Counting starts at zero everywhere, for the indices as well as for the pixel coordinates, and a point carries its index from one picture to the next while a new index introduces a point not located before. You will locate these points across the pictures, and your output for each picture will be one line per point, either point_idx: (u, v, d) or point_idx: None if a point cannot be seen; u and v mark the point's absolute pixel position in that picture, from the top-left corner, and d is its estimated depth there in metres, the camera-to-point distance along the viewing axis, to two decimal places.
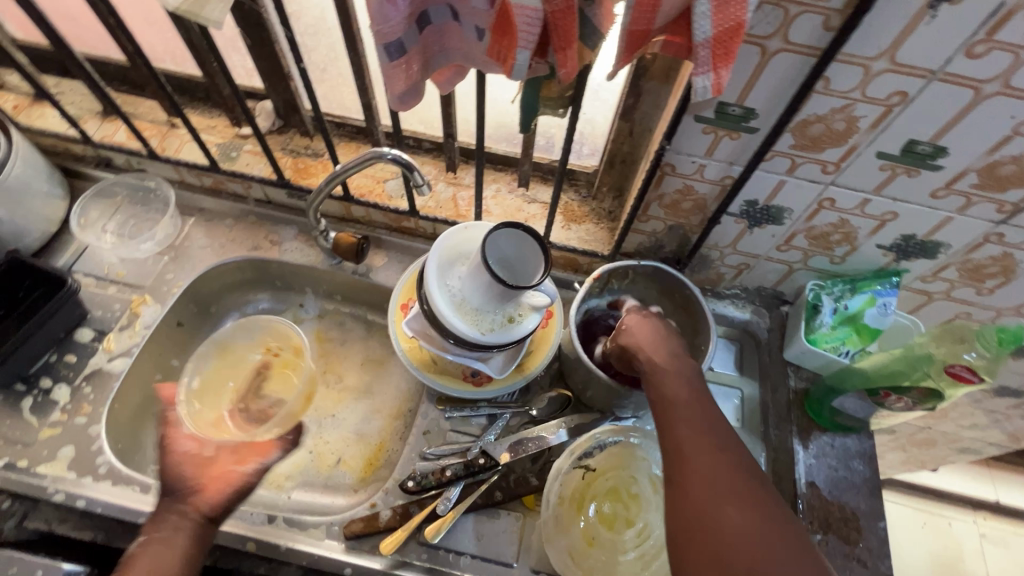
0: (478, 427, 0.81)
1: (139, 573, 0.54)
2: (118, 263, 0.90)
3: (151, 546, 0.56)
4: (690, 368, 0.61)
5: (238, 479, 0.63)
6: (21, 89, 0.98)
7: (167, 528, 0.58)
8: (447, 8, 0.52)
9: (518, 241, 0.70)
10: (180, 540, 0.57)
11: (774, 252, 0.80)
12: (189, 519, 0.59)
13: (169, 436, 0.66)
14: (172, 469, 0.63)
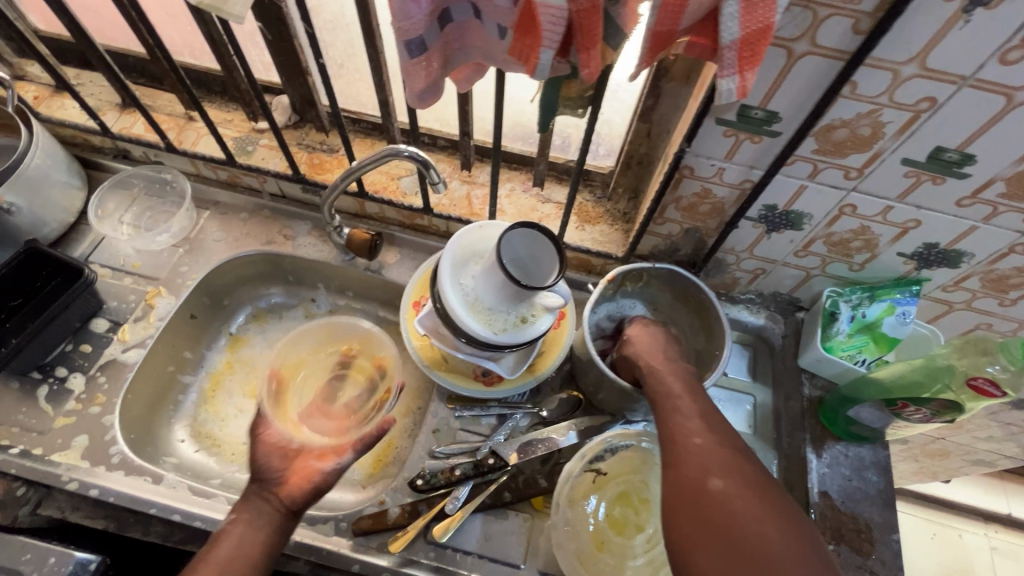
0: (488, 426, 0.81)
1: (225, 550, 0.61)
2: (134, 255, 0.91)
3: (235, 529, 0.63)
4: (685, 371, 0.67)
5: (315, 476, 0.68)
6: (42, 80, 0.98)
7: (251, 516, 0.64)
8: (470, 6, 0.52)
9: (534, 242, 0.69)
10: (259, 532, 0.63)
11: (792, 258, 0.79)
12: (272, 512, 0.65)
13: (261, 426, 0.73)
14: (264, 456, 0.70)
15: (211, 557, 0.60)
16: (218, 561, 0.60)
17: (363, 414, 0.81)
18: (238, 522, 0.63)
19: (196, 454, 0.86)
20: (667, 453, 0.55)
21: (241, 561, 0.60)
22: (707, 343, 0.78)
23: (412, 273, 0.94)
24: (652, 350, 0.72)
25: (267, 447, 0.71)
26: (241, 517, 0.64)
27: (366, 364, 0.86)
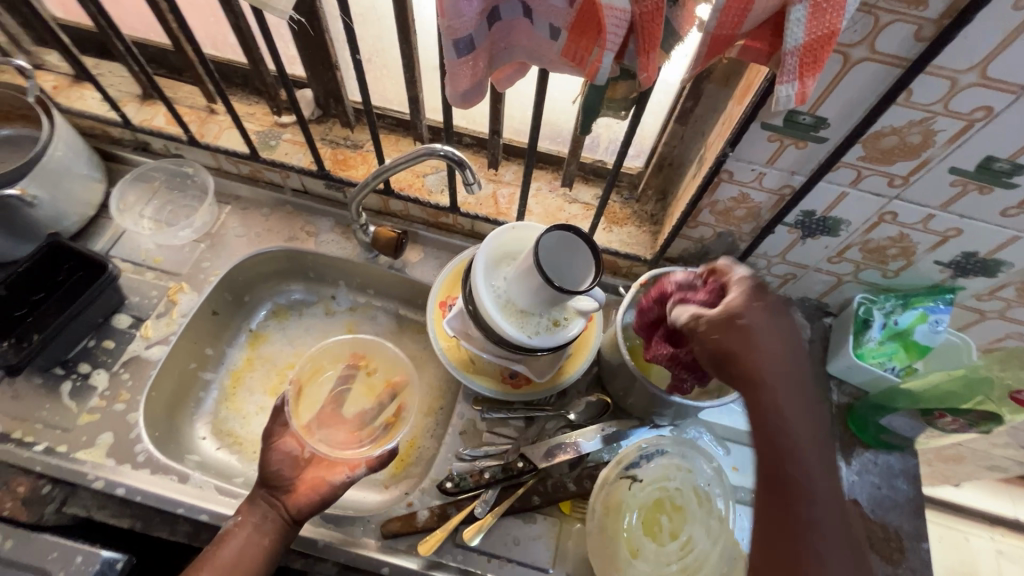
0: (515, 429, 0.80)
1: (229, 554, 0.64)
2: (155, 250, 0.90)
3: (241, 532, 0.66)
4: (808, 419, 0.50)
5: (325, 488, 0.70)
6: (61, 70, 0.97)
7: (257, 521, 0.67)
8: (520, 5, 0.50)
9: (565, 244, 0.68)
10: (263, 540, 0.66)
11: (825, 264, 0.78)
12: (277, 519, 0.67)
13: (275, 433, 0.75)
14: (275, 463, 0.72)
15: (216, 558, 0.64)
16: (221, 564, 0.63)
17: (373, 427, 0.81)
18: (244, 527, 0.66)
19: (218, 452, 0.86)
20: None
21: (242, 565, 0.64)
22: None
23: (435, 272, 0.93)
24: (770, 349, 0.51)
25: (279, 451, 0.73)
26: (247, 521, 0.67)
27: (378, 382, 0.85)
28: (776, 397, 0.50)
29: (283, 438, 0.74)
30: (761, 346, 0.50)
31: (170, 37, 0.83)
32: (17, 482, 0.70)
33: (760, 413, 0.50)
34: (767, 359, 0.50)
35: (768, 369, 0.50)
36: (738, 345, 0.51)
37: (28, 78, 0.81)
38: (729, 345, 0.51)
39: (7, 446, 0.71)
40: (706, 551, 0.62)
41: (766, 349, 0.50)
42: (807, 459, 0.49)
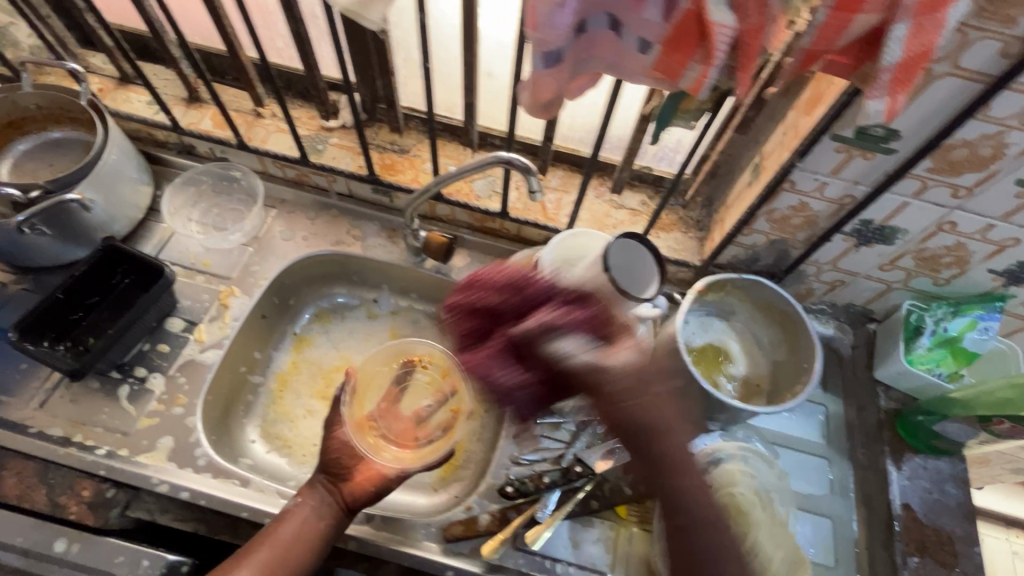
0: (568, 434, 0.80)
1: (288, 534, 0.65)
2: (204, 253, 0.90)
3: (299, 513, 0.67)
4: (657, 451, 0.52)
5: (379, 480, 0.71)
6: (105, 72, 0.97)
7: (314, 506, 0.68)
8: (607, 17, 0.50)
9: (631, 253, 0.67)
10: (320, 524, 0.67)
11: (875, 271, 0.79)
12: (334, 506, 0.69)
13: (336, 423, 0.76)
14: (332, 452, 0.74)
15: (274, 536, 0.65)
16: (279, 543, 0.65)
17: (431, 425, 0.81)
18: (302, 510, 0.68)
19: (269, 456, 0.86)
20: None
21: (300, 545, 0.65)
22: (790, 355, 0.80)
23: None
24: (664, 412, 0.52)
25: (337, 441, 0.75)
26: (306, 504, 0.68)
27: (436, 376, 0.86)
28: (672, 456, 0.51)
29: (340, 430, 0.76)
30: (648, 416, 0.51)
31: (225, 41, 0.83)
32: (80, 486, 0.70)
33: (663, 467, 0.51)
34: (664, 419, 0.51)
35: (663, 430, 0.51)
36: (643, 409, 0.51)
37: (81, 82, 0.81)
38: (642, 414, 0.51)
39: (70, 450, 0.71)
40: (770, 555, 0.64)
41: (662, 408, 0.51)
42: (702, 505, 0.53)
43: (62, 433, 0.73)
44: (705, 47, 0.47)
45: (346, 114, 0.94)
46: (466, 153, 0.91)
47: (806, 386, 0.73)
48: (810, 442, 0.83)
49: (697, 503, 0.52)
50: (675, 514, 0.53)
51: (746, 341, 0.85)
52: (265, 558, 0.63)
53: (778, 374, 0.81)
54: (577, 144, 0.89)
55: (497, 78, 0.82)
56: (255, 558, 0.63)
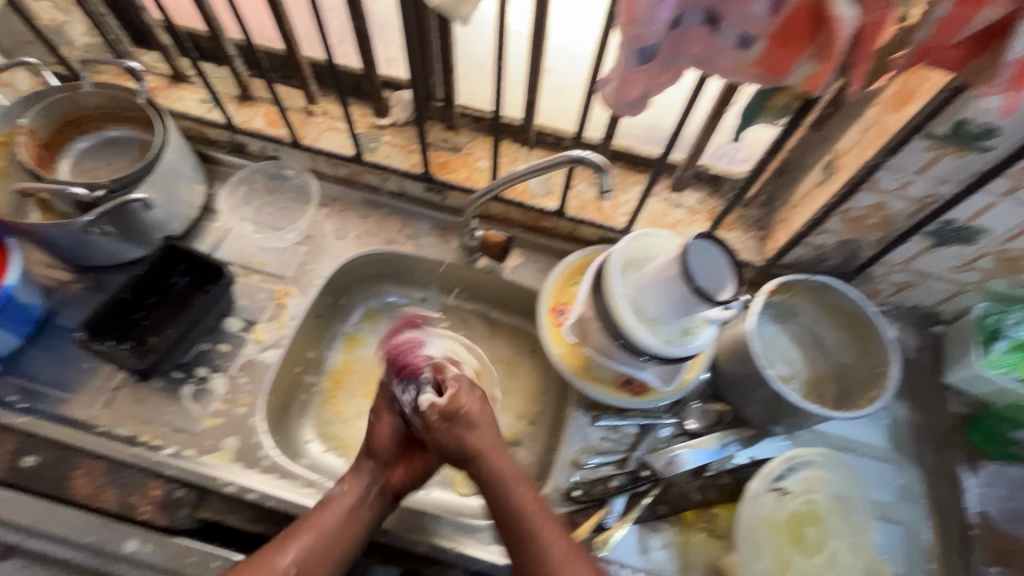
0: (629, 437, 0.79)
1: (335, 518, 0.66)
2: (259, 252, 0.90)
3: (346, 501, 0.67)
4: (490, 433, 0.70)
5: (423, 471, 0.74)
6: (158, 70, 0.96)
7: (365, 492, 0.69)
8: (703, 13, 0.48)
9: (709, 256, 0.65)
10: (366, 512, 0.68)
11: (949, 273, 0.76)
12: (381, 491, 0.70)
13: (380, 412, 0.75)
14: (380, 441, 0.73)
15: (320, 523, 0.65)
16: (325, 529, 0.65)
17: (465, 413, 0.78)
18: (350, 496, 0.68)
19: (325, 456, 0.85)
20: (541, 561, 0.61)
21: (347, 529, 0.66)
22: (859, 359, 0.78)
23: (535, 276, 0.92)
24: (484, 418, 0.71)
25: (382, 423, 0.74)
26: (353, 490, 0.68)
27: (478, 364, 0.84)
28: (493, 465, 0.67)
29: (385, 416, 0.74)
30: (470, 409, 0.71)
31: (283, 38, 0.82)
32: (149, 487, 0.70)
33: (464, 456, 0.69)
34: (470, 417, 0.70)
35: (485, 441, 0.69)
36: (461, 424, 0.70)
37: (140, 80, 0.81)
38: (455, 432, 0.69)
39: (138, 450, 0.71)
40: (849, 564, 0.62)
41: (476, 422, 0.70)
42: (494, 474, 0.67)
43: (129, 433, 0.73)
44: (820, 42, 0.46)
45: (398, 112, 0.93)
46: (521, 151, 0.89)
47: (882, 391, 0.71)
48: (876, 446, 0.81)
49: (518, 500, 0.65)
50: (510, 525, 0.64)
51: (810, 344, 0.84)
52: (310, 544, 0.63)
53: (846, 377, 0.80)
54: (634, 142, 0.86)
55: (558, 74, 0.80)
56: (299, 543, 0.63)
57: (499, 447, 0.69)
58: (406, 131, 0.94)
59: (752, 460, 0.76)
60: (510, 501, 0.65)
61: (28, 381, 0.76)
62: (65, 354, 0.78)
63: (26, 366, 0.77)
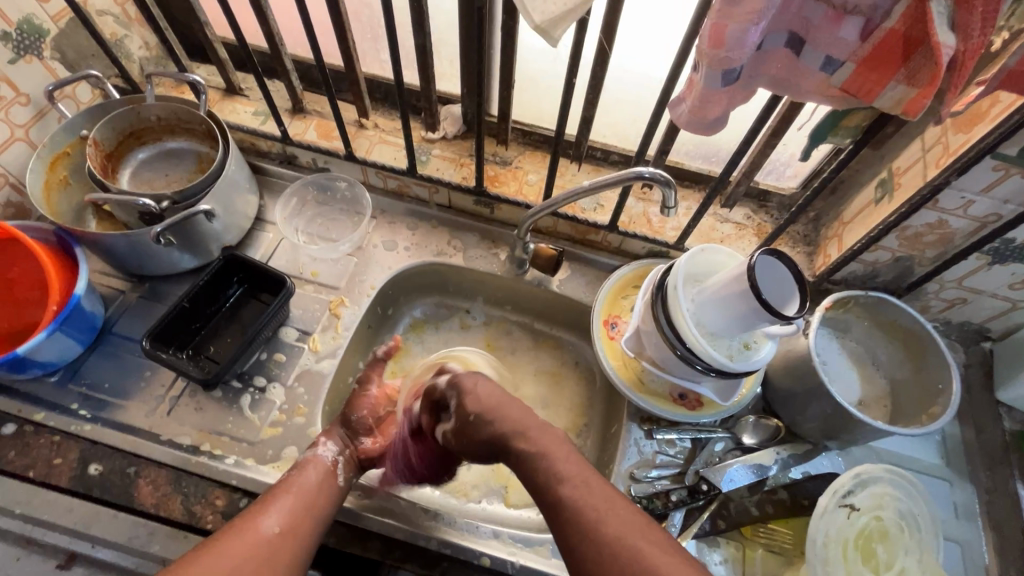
0: (683, 451, 0.79)
1: (306, 480, 0.66)
2: (312, 263, 0.91)
3: (320, 464, 0.69)
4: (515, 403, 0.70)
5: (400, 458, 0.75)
6: (212, 83, 0.98)
7: (337, 457, 0.70)
8: (786, 35, 0.49)
9: (772, 273, 0.66)
10: (339, 476, 0.69)
11: (1003, 290, 0.77)
12: (348, 462, 0.71)
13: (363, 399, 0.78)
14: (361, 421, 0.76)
15: (300, 485, 0.66)
16: (304, 490, 0.65)
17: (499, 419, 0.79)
18: (326, 460, 0.69)
19: None
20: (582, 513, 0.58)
21: (319, 493, 0.66)
22: (914, 376, 0.79)
23: (583, 288, 0.92)
24: (520, 403, 0.71)
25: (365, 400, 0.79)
26: (325, 456, 0.70)
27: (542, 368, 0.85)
28: (536, 445, 0.65)
29: (369, 391, 0.80)
30: (498, 396, 0.71)
31: (343, 54, 0.83)
32: (212, 496, 0.70)
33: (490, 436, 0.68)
34: (502, 401, 0.70)
35: (524, 423, 0.68)
36: (489, 410, 0.70)
37: (201, 94, 0.82)
38: (489, 419, 0.69)
39: (200, 459, 0.72)
40: None
41: (507, 406, 0.70)
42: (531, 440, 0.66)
43: (191, 442, 0.74)
44: (912, 66, 0.47)
45: (448, 126, 0.94)
46: (570, 167, 0.91)
47: (945, 408, 0.71)
48: (927, 462, 0.81)
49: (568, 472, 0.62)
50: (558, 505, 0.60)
51: (864, 359, 0.84)
52: (291, 504, 0.63)
53: (900, 393, 0.80)
54: (684, 158, 0.87)
55: (614, 91, 0.82)
56: (280, 504, 0.63)
57: (546, 428, 0.68)
58: (455, 145, 0.95)
59: (807, 474, 0.77)
60: (557, 478, 0.62)
61: (90, 388, 0.77)
62: (125, 363, 0.79)
63: (87, 373, 0.78)
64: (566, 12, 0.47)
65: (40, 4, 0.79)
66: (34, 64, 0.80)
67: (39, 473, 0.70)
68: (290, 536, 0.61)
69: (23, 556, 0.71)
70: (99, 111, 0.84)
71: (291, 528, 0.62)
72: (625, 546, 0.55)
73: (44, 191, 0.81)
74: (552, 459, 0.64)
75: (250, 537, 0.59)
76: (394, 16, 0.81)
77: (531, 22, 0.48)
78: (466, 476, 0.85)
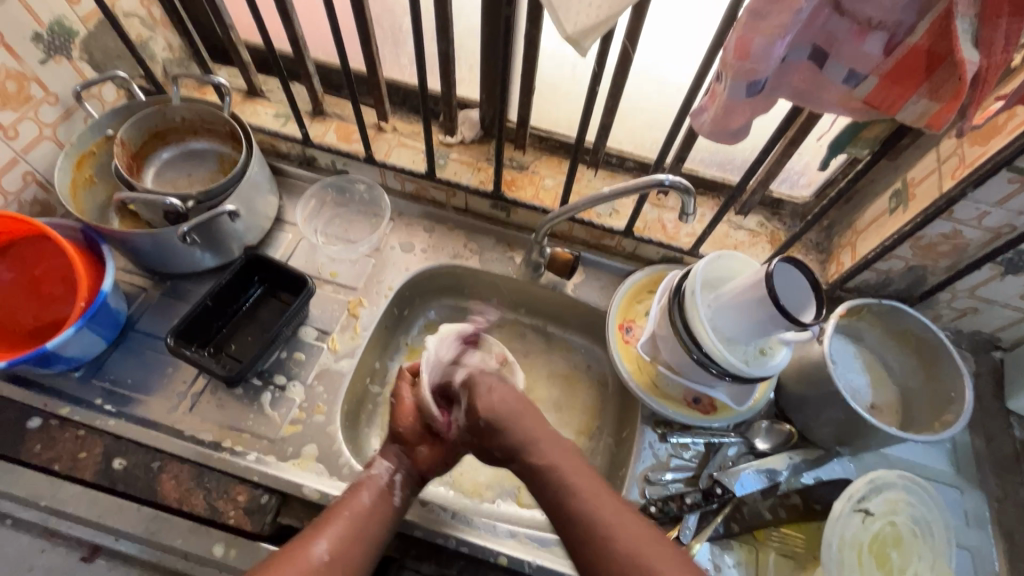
0: (697, 455, 0.80)
1: (363, 505, 0.66)
2: (330, 263, 0.92)
3: (374, 488, 0.68)
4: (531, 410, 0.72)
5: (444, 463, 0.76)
6: (234, 85, 0.99)
7: (393, 479, 0.70)
8: (809, 49, 0.51)
9: (789, 280, 0.67)
10: (394, 496, 0.69)
11: (1015, 300, 0.77)
12: (405, 477, 0.72)
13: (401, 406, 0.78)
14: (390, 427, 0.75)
15: (355, 508, 0.65)
16: (357, 513, 0.65)
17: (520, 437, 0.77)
18: (380, 480, 0.70)
19: None
20: (598, 529, 0.58)
21: (373, 521, 0.65)
22: (926, 383, 0.79)
23: (597, 293, 0.93)
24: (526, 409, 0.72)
25: (404, 411, 0.78)
26: (379, 477, 0.70)
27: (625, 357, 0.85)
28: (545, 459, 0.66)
29: (405, 399, 0.79)
30: (509, 405, 0.71)
31: (366, 58, 0.84)
32: (234, 492, 0.71)
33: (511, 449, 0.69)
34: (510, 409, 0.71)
35: (532, 436, 0.68)
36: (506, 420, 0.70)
37: (226, 96, 0.83)
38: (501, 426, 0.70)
39: (222, 455, 0.73)
40: None
41: (517, 416, 0.70)
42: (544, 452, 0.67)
43: (212, 438, 0.75)
44: (935, 79, 0.48)
45: (466, 130, 0.95)
46: (586, 172, 0.93)
47: (958, 416, 0.72)
48: (939, 469, 0.82)
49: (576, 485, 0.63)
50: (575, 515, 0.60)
51: (875, 366, 0.85)
52: (345, 527, 0.62)
53: (912, 401, 0.81)
54: (699, 165, 0.89)
55: (632, 98, 0.83)
56: (334, 528, 0.62)
57: (555, 440, 0.68)
58: (473, 149, 0.96)
59: (819, 480, 0.78)
60: (569, 493, 0.62)
61: (114, 384, 0.78)
62: (148, 359, 0.80)
63: (110, 369, 0.79)
64: (599, 23, 0.48)
65: (71, 6, 0.80)
66: (64, 65, 0.82)
67: (63, 466, 0.71)
68: (342, 561, 0.60)
69: (48, 548, 0.71)
70: (125, 111, 0.85)
71: (343, 554, 0.60)
72: (641, 558, 0.55)
73: (70, 189, 0.82)
74: (556, 472, 0.64)
75: (303, 561, 0.57)
76: (417, 22, 0.83)
77: (562, 32, 0.49)
78: (481, 477, 0.86)
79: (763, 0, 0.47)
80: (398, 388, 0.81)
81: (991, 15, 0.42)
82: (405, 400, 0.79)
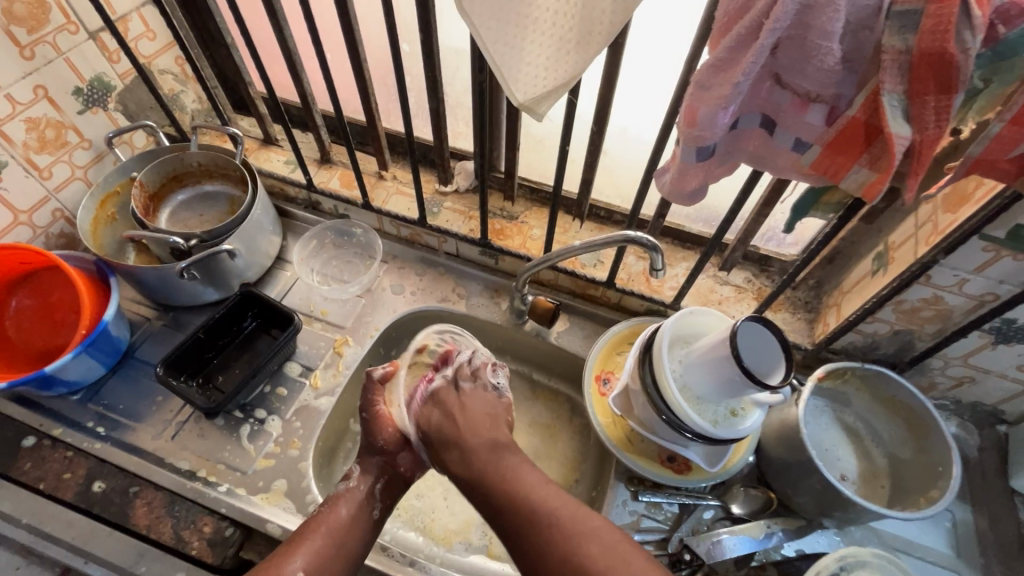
0: (671, 516, 0.78)
1: (344, 512, 0.68)
2: (323, 302, 0.96)
3: (349, 502, 0.69)
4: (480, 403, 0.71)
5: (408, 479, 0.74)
6: (252, 134, 1.08)
7: (372, 490, 0.70)
8: (760, 117, 0.52)
9: (756, 338, 0.67)
10: (373, 509, 0.70)
11: (1012, 371, 0.74)
12: (385, 486, 0.72)
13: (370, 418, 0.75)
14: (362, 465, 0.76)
15: (330, 524, 0.66)
16: (334, 528, 0.66)
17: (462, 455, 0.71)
18: (357, 495, 0.70)
19: None
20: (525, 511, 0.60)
21: (346, 536, 0.66)
22: (916, 455, 0.75)
23: (580, 342, 0.94)
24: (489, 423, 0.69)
25: (378, 420, 0.74)
26: (356, 489, 0.70)
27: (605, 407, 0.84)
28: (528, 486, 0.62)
29: (382, 410, 0.74)
30: (456, 413, 0.69)
31: (366, 112, 0.90)
32: (200, 523, 0.72)
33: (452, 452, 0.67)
34: (456, 412, 0.69)
35: (475, 446, 0.66)
36: (451, 422, 0.68)
37: (238, 145, 0.90)
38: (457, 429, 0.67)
39: (195, 484, 0.75)
40: None
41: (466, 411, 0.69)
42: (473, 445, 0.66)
43: (189, 467, 0.78)
44: (874, 151, 0.49)
45: (460, 180, 0.99)
46: (573, 224, 0.95)
47: (943, 492, 0.68)
48: (935, 550, 0.76)
49: (544, 511, 0.58)
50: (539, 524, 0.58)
51: (863, 433, 0.81)
52: (321, 542, 0.64)
53: (903, 474, 0.77)
54: (684, 220, 0.90)
55: (615, 154, 0.86)
56: (310, 545, 0.63)
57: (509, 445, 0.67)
58: (466, 198, 1.00)
59: (801, 553, 0.74)
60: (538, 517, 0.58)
61: (106, 408, 0.82)
62: (141, 387, 0.84)
63: (106, 395, 0.84)
64: (549, 92, 0.52)
65: (111, 64, 0.90)
66: (99, 115, 0.91)
67: (47, 486, 0.75)
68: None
69: (24, 566, 0.77)
70: (149, 156, 0.94)
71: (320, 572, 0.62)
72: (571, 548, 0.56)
73: (92, 225, 0.90)
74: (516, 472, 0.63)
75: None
76: (415, 82, 0.89)
77: (513, 99, 0.53)
78: (452, 523, 0.85)
79: (706, 73, 0.48)
80: (370, 401, 0.75)
81: (919, 93, 0.44)
82: (377, 410, 0.74)
